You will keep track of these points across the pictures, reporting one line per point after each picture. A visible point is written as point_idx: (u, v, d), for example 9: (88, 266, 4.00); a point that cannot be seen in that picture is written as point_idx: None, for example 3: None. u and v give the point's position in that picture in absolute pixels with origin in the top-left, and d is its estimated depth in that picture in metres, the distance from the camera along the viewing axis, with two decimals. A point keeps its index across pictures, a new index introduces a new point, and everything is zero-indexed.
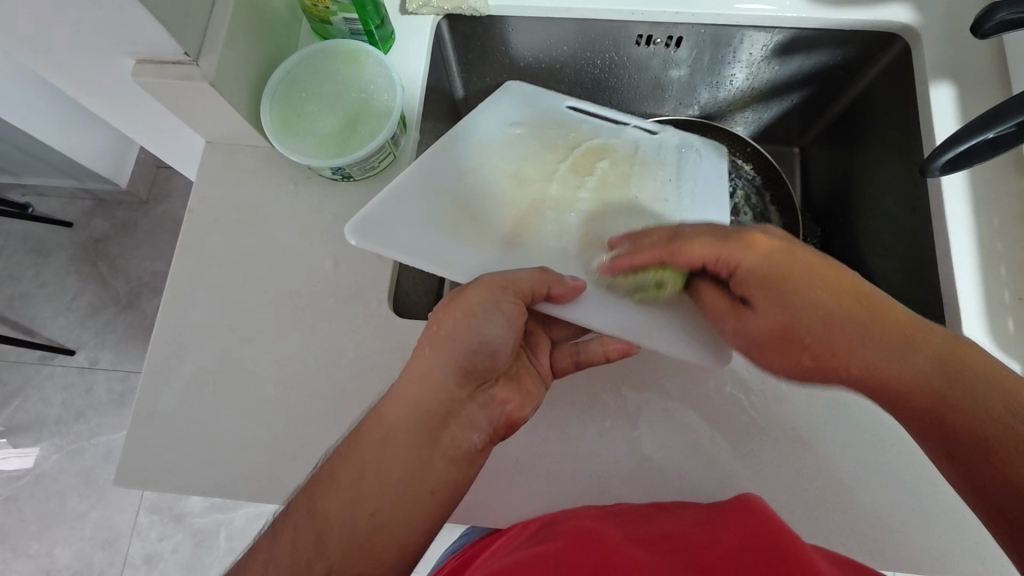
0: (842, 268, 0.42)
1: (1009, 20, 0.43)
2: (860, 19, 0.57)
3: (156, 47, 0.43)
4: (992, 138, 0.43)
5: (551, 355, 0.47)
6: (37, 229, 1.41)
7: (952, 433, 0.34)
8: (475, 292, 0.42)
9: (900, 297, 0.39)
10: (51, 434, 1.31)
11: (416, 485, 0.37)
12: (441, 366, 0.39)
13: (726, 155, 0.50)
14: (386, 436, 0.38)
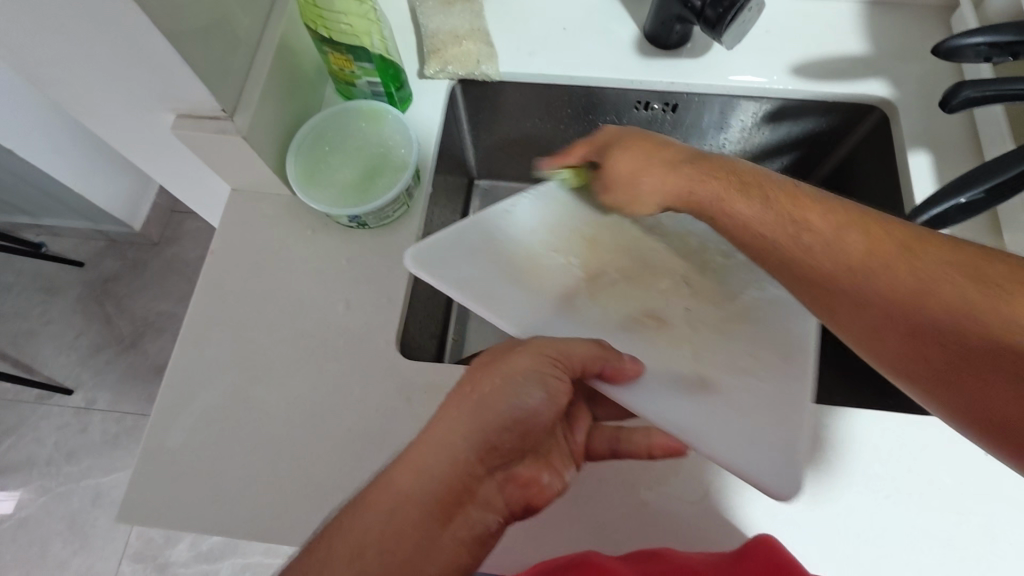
0: (792, 237, 0.44)
1: (974, 99, 0.46)
2: (842, 92, 0.62)
3: (195, 104, 0.47)
4: (965, 202, 0.46)
5: (589, 433, 0.47)
6: (48, 268, 1.44)
7: (936, 342, 0.36)
8: (521, 358, 0.41)
9: (822, 236, 0.43)
10: (40, 476, 1.29)
11: (421, 564, 0.34)
12: (469, 435, 0.37)
13: (618, 137, 0.56)
14: (407, 494, 0.35)
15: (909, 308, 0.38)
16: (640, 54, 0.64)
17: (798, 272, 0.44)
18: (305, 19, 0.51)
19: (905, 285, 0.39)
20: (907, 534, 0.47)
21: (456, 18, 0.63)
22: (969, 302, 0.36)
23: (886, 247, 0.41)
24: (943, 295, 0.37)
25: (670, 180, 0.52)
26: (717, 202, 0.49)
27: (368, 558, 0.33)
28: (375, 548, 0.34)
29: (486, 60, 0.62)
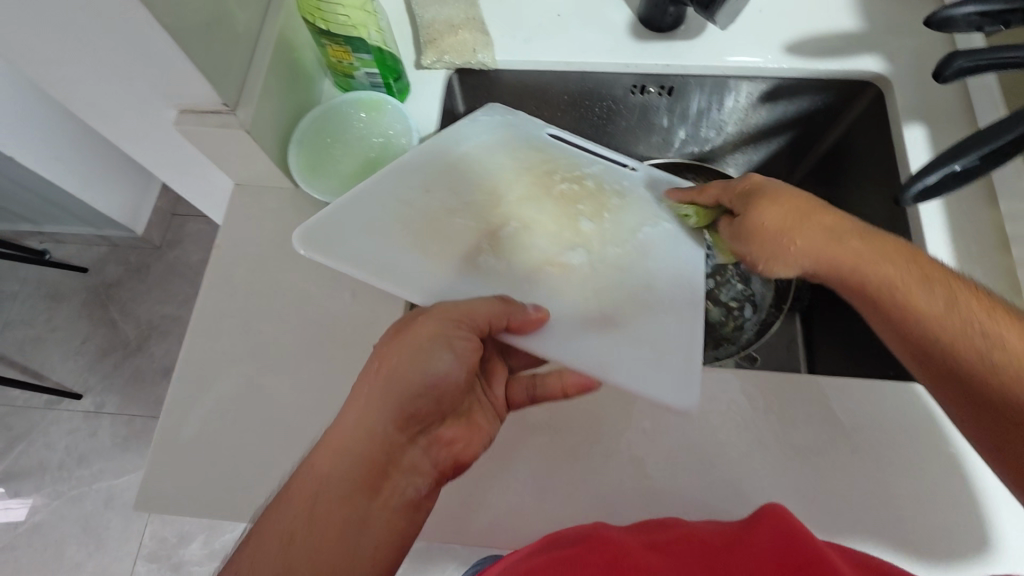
0: (888, 291, 0.46)
1: (967, 69, 0.47)
2: (837, 69, 0.62)
3: (198, 99, 0.48)
4: (959, 172, 0.46)
5: (506, 386, 0.49)
6: (52, 275, 1.45)
7: (973, 386, 0.42)
8: (425, 326, 0.42)
9: (887, 271, 0.46)
10: (53, 480, 1.31)
11: (355, 536, 0.38)
12: (383, 411, 0.40)
13: (730, 188, 0.53)
14: (325, 477, 0.39)
15: (944, 359, 0.43)
16: (634, 38, 0.65)
17: (861, 297, 0.48)
18: (302, 12, 0.52)
19: (954, 326, 0.43)
20: (913, 499, 0.48)
21: (451, 7, 0.63)
22: (986, 369, 0.41)
23: (936, 285, 0.45)
24: (968, 352, 0.42)
25: (822, 248, 0.48)
26: (898, 295, 0.45)
27: (304, 543, 0.36)
28: (304, 533, 0.37)
29: (482, 49, 0.63)
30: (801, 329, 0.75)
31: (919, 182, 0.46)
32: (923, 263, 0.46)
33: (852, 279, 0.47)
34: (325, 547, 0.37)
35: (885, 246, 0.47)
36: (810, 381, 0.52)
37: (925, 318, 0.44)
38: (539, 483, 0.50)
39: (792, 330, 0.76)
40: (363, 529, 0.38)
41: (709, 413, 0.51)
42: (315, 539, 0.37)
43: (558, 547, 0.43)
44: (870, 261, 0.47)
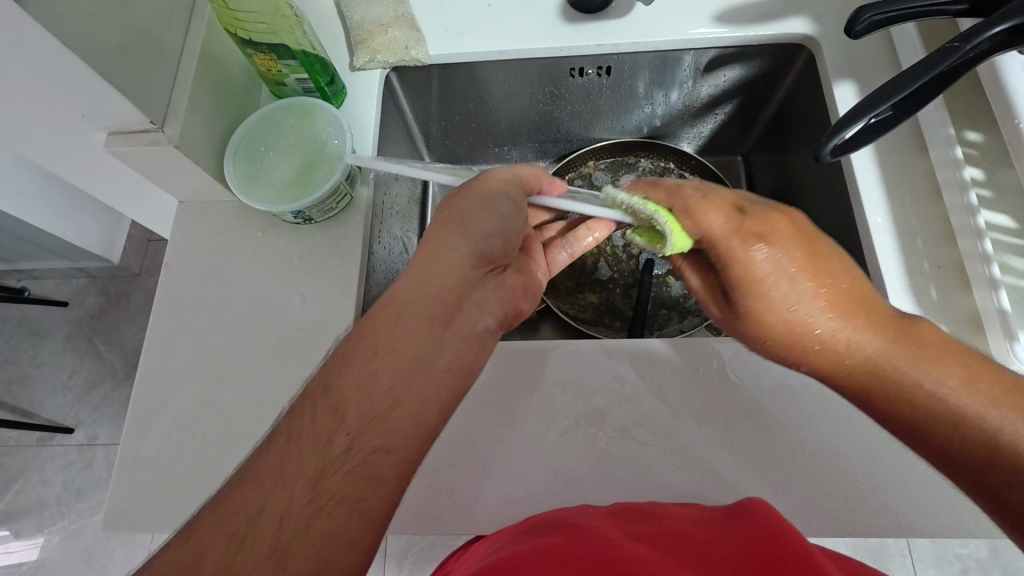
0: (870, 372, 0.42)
1: (876, 22, 0.47)
2: (767, 33, 0.63)
3: (124, 119, 0.48)
4: (874, 122, 0.47)
5: (547, 252, 0.58)
6: (32, 312, 1.45)
7: (985, 476, 0.37)
8: (484, 182, 0.48)
9: (801, 310, 0.44)
10: (51, 516, 1.31)
11: (433, 360, 0.42)
12: (465, 244, 0.45)
13: (738, 218, 0.45)
14: (407, 303, 0.43)
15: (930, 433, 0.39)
16: (566, 21, 0.65)
17: (760, 329, 0.47)
18: (222, 25, 0.52)
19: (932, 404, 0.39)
20: (865, 450, 0.48)
21: (379, 6, 0.64)
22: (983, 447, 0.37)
23: (944, 360, 0.40)
24: (949, 432, 0.38)
25: (789, 316, 0.44)
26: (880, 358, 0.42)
27: (388, 363, 0.41)
28: (387, 355, 0.41)
29: (415, 45, 0.63)
30: None
31: (842, 131, 0.46)
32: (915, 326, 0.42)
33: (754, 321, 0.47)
34: (412, 366, 0.42)
35: (823, 271, 0.44)
36: None
37: (866, 377, 0.42)
38: (498, 468, 0.50)
39: None
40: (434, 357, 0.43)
41: (662, 384, 0.52)
42: (399, 360, 0.41)
43: (538, 535, 0.41)
44: (868, 340, 0.42)
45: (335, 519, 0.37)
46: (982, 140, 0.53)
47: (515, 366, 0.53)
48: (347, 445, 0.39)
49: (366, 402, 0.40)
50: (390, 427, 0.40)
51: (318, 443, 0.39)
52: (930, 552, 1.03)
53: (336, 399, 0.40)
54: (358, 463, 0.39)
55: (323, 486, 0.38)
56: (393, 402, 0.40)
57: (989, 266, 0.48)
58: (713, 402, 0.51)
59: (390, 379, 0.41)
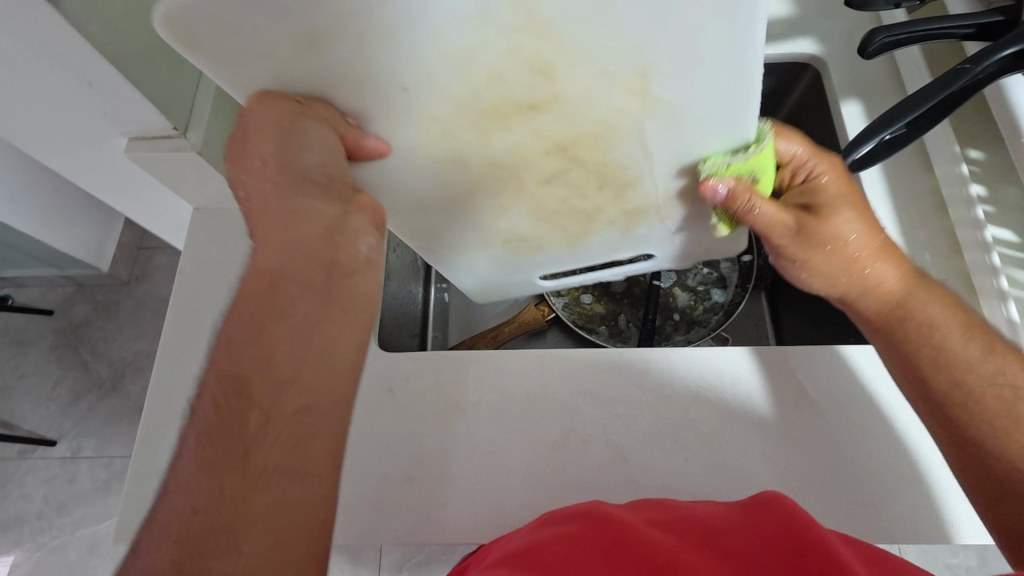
0: (860, 277, 0.46)
1: (889, 43, 0.49)
2: (776, 53, 0.65)
3: (148, 125, 0.48)
4: (890, 138, 0.50)
5: None
6: (17, 320, 1.41)
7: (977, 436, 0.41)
8: (260, 112, 0.33)
9: (934, 312, 0.45)
10: (31, 532, 1.26)
11: (323, 390, 0.36)
12: (324, 135, 0.34)
13: (835, 167, 0.46)
14: (269, 286, 0.36)
15: (889, 323, 0.46)
16: None
17: (794, 228, 0.45)
18: None
19: (881, 302, 0.47)
20: (877, 456, 0.49)
21: None
22: (937, 371, 0.43)
23: (926, 299, 0.45)
24: (919, 328, 0.45)
25: (869, 236, 0.46)
26: (842, 275, 0.47)
27: (273, 347, 0.35)
28: (276, 341, 0.35)
29: None
30: (766, 306, 0.78)
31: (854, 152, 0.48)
32: (881, 256, 0.46)
33: (861, 271, 0.46)
34: (291, 414, 0.35)
35: (868, 210, 0.46)
36: (773, 351, 0.54)
37: (864, 298, 0.47)
38: (519, 476, 0.50)
39: (758, 308, 0.78)
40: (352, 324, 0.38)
41: (679, 391, 0.53)
42: (295, 332, 0.36)
43: (556, 526, 0.41)
44: (862, 270, 0.46)
45: (275, 514, 0.33)
46: (984, 158, 0.56)
47: (533, 373, 0.54)
48: (256, 443, 0.33)
49: (272, 394, 0.35)
50: (303, 411, 0.35)
51: (222, 448, 0.33)
52: (920, 559, 1.04)
53: (237, 400, 0.34)
54: (286, 457, 0.34)
55: (249, 490, 0.32)
56: (293, 381, 0.35)
57: (997, 278, 0.50)
58: (730, 411, 0.52)
59: (277, 379, 0.35)
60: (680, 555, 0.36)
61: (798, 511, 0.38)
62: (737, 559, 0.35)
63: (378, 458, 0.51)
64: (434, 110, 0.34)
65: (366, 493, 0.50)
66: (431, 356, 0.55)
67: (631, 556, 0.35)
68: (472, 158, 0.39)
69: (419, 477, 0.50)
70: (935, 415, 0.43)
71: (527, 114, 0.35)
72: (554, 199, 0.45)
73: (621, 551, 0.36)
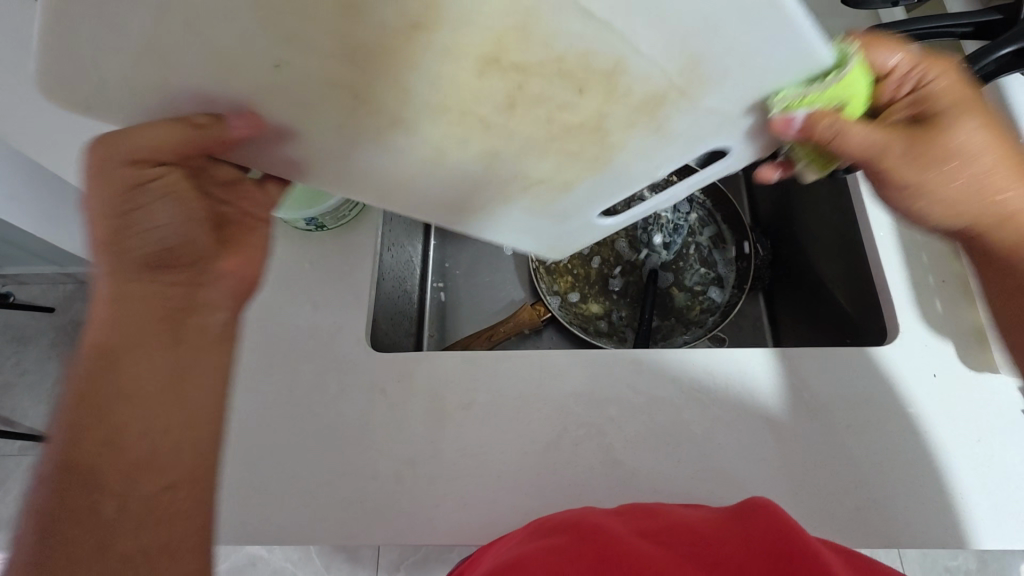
0: (950, 179, 0.40)
1: None
2: None
3: None
4: None
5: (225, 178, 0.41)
6: (18, 317, 1.41)
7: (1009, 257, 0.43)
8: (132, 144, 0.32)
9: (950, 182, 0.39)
10: None
11: (196, 387, 0.39)
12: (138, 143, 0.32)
13: (935, 61, 0.38)
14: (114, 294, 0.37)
15: (982, 195, 0.40)
16: None
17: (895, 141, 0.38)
18: None
19: (960, 189, 0.40)
20: (872, 460, 0.49)
21: None
22: (995, 219, 0.41)
23: (1011, 169, 0.40)
24: (979, 208, 0.41)
25: (955, 92, 0.38)
26: (939, 194, 0.40)
27: (142, 391, 0.37)
28: (111, 386, 0.36)
29: None
30: (764, 308, 0.77)
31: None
32: (967, 125, 0.38)
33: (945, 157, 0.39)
34: (150, 422, 0.37)
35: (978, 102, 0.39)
36: (768, 353, 0.53)
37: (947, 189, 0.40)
38: (511, 478, 0.50)
39: (756, 309, 0.77)
40: (190, 375, 0.39)
41: (672, 393, 0.52)
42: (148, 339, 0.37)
43: (546, 535, 0.41)
44: (956, 128, 0.38)
45: (134, 539, 0.35)
46: None
47: (526, 374, 0.54)
48: (114, 482, 0.35)
49: (112, 444, 0.36)
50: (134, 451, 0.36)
51: (65, 497, 0.34)
52: (920, 564, 1.03)
53: (87, 447, 0.35)
54: (130, 491, 0.35)
55: (107, 520, 0.34)
56: (121, 396, 0.36)
57: None
58: (724, 413, 0.51)
59: (125, 388, 0.36)
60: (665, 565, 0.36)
61: (786, 517, 0.38)
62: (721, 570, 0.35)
63: (370, 458, 0.51)
64: (360, 72, 0.29)
65: (357, 494, 0.50)
66: (424, 356, 0.54)
67: (620, 567, 0.36)
68: (428, 93, 0.30)
69: (410, 479, 0.50)
70: (972, 247, 0.44)
71: (416, 45, 0.28)
72: (553, 141, 0.36)
73: (611, 561, 0.36)
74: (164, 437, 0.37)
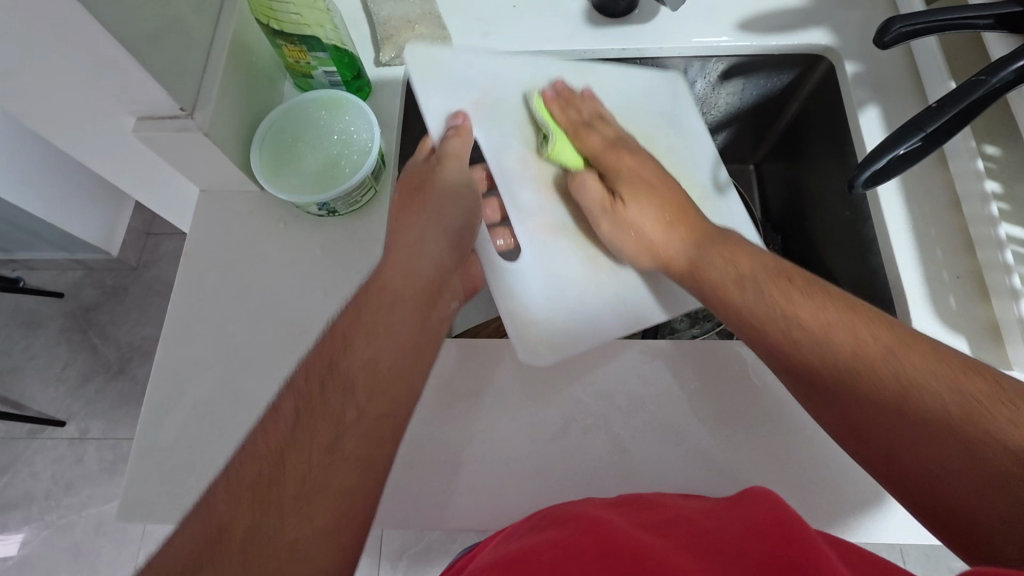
0: (772, 317, 0.45)
1: (904, 33, 0.49)
2: (788, 44, 0.63)
3: (155, 106, 0.48)
4: (904, 152, 0.48)
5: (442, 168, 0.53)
6: (27, 302, 1.42)
7: (846, 395, 0.41)
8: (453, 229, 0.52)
9: (809, 317, 0.44)
10: (40, 511, 1.27)
11: (362, 433, 0.39)
12: (432, 236, 0.50)
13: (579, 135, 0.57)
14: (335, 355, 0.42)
15: (840, 394, 0.41)
16: (590, 25, 0.65)
17: (760, 318, 0.46)
18: (253, 13, 0.52)
19: (816, 346, 0.42)
20: None
21: (406, 3, 0.65)
22: (830, 352, 0.42)
23: (760, 278, 0.47)
24: (815, 353, 0.42)
25: (656, 241, 0.53)
26: (808, 337, 0.43)
27: (328, 389, 0.40)
28: (272, 433, 0.39)
29: (439, 43, 0.64)
30: None
31: (873, 164, 0.47)
32: (809, 305, 0.44)
33: (763, 341, 0.46)
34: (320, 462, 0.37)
35: None
36: None
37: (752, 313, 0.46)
38: (519, 465, 0.50)
39: None
40: (336, 379, 0.41)
41: (682, 382, 0.52)
42: (324, 393, 0.40)
43: (547, 529, 0.41)
44: None
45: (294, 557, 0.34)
46: (1001, 154, 0.55)
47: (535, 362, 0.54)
48: (283, 501, 0.36)
49: (293, 464, 0.37)
50: (345, 462, 0.38)
51: (224, 502, 0.35)
52: (921, 562, 1.04)
53: (273, 449, 0.37)
54: (311, 510, 0.36)
55: (314, 494, 0.36)
56: (318, 441, 0.38)
57: (1009, 277, 0.50)
58: (732, 405, 0.51)
59: (312, 420, 0.39)
60: (675, 563, 0.35)
61: (780, 504, 0.39)
62: (724, 555, 0.35)
63: None
64: (593, 213, 0.58)
65: None
66: None
67: (623, 558, 0.35)
68: (606, 214, 0.58)
69: (419, 464, 0.50)
70: (879, 467, 0.40)
71: None
72: None
73: (614, 554, 0.36)
74: (359, 465, 0.38)
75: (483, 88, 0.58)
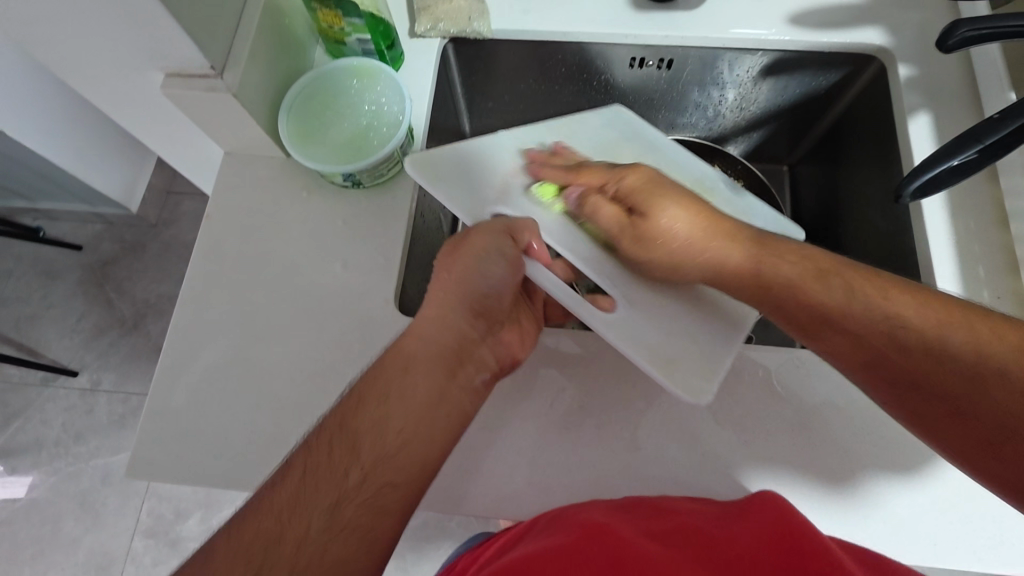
0: (844, 302, 0.43)
1: (969, 37, 0.47)
2: (838, 41, 0.61)
3: (185, 63, 0.47)
4: (958, 164, 0.46)
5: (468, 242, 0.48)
6: (47, 252, 1.44)
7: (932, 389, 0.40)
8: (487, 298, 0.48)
9: (859, 310, 0.43)
10: (50, 457, 1.30)
11: (368, 509, 0.40)
12: (455, 307, 0.47)
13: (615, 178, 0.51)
14: (358, 399, 0.44)
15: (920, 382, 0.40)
16: (634, 9, 0.63)
17: (855, 347, 0.43)
18: None
19: (912, 339, 0.40)
20: (900, 471, 0.48)
21: None
22: (882, 327, 0.42)
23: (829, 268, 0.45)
24: (885, 339, 0.41)
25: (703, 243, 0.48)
26: (853, 321, 0.43)
27: (338, 450, 0.42)
28: (281, 491, 0.40)
29: (478, 17, 0.62)
30: None
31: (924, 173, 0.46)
32: (876, 289, 0.43)
33: (824, 326, 0.44)
34: (320, 513, 0.39)
35: None
36: (804, 356, 0.51)
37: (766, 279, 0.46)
38: (529, 455, 0.50)
39: None
40: (343, 449, 0.42)
41: None
42: (330, 454, 0.41)
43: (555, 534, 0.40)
44: None
45: None
46: None
47: (552, 353, 0.53)
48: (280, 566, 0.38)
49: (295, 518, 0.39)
50: (345, 538, 0.39)
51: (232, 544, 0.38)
52: None
53: (281, 499, 0.40)
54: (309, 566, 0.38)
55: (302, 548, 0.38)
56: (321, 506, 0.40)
57: None
58: (751, 411, 0.50)
59: (317, 478, 0.40)
60: None
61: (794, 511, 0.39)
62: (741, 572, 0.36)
63: None
64: None
65: None
66: None
67: None
68: None
69: None
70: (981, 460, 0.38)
71: None
72: None
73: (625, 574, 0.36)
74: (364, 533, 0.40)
75: (501, 152, 0.56)
